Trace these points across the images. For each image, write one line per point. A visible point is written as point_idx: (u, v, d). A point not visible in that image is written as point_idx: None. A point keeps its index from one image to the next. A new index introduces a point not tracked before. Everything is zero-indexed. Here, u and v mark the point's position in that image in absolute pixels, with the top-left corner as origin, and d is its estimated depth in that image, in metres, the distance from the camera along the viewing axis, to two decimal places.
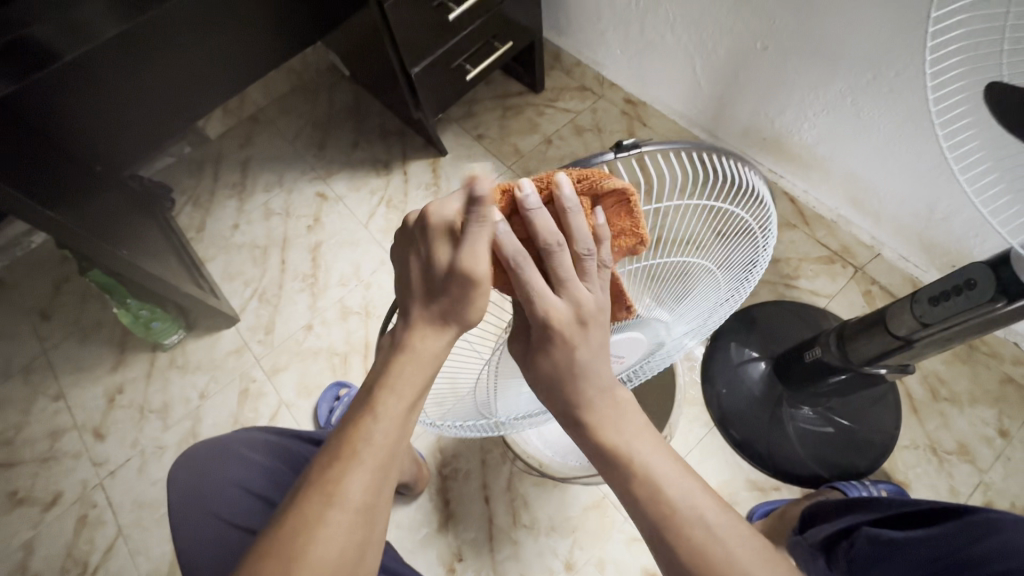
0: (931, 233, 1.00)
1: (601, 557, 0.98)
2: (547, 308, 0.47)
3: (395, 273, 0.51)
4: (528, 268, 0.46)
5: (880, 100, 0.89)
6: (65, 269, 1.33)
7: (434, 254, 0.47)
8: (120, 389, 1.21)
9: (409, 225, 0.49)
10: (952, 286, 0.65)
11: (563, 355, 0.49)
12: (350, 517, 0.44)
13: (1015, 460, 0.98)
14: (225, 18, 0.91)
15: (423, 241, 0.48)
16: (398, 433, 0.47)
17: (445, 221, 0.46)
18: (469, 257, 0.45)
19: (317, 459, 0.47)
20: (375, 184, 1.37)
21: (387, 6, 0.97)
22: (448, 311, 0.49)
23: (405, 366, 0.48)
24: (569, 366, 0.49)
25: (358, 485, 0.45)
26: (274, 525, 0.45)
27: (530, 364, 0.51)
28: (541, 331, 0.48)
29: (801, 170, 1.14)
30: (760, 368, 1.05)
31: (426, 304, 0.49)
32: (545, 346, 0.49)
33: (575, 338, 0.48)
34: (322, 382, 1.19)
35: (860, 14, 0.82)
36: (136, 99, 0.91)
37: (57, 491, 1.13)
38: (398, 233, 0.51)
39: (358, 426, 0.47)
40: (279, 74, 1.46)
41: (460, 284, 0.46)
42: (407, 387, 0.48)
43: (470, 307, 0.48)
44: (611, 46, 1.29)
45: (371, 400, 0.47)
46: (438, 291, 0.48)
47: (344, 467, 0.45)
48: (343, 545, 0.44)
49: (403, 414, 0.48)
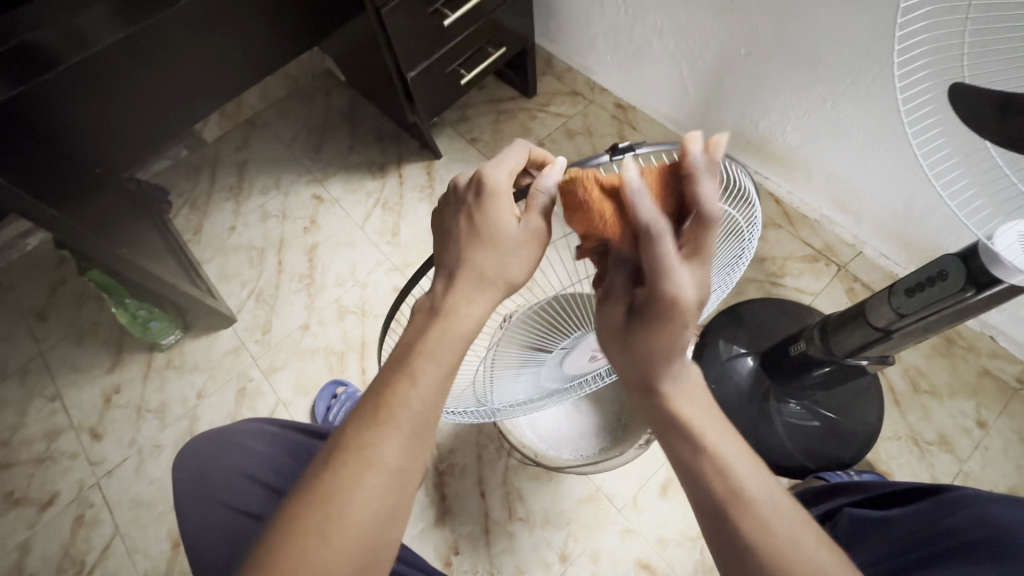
0: (910, 231, 1.04)
1: (595, 548, 1.00)
2: (675, 287, 0.42)
3: (441, 236, 0.53)
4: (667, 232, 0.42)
5: (858, 103, 0.93)
6: (61, 271, 1.33)
7: (492, 212, 0.50)
8: (117, 390, 1.22)
9: (461, 187, 0.52)
10: (925, 277, 0.69)
11: (672, 336, 0.45)
12: (385, 479, 0.47)
13: (993, 449, 1.02)
14: (226, 23, 0.93)
15: (475, 203, 0.51)
16: (432, 401, 0.49)
17: (502, 182, 0.51)
18: (538, 217, 0.50)
19: (352, 421, 0.49)
20: (371, 186, 1.40)
21: (384, 12, 1.00)
22: (496, 270, 0.51)
23: (441, 333, 0.50)
24: (671, 345, 0.46)
25: (392, 450, 0.47)
26: (309, 486, 0.46)
27: (627, 336, 0.47)
28: (661, 308, 0.44)
29: (785, 172, 1.18)
30: (747, 364, 1.07)
31: (472, 267, 0.51)
32: (658, 326, 0.45)
33: (689, 320, 0.45)
34: (320, 381, 1.20)
35: (838, 21, 0.86)
36: (140, 103, 0.94)
37: (53, 492, 1.13)
38: (448, 193, 0.53)
39: (395, 391, 0.49)
40: (275, 79, 1.48)
41: (522, 240, 0.50)
42: (445, 355, 0.50)
43: (514, 261, 0.51)
44: (601, 51, 1.33)
45: (407, 365, 0.49)
46: (489, 249, 0.51)
47: (379, 432, 0.47)
48: (377, 505, 0.46)
49: (438, 383, 0.49)
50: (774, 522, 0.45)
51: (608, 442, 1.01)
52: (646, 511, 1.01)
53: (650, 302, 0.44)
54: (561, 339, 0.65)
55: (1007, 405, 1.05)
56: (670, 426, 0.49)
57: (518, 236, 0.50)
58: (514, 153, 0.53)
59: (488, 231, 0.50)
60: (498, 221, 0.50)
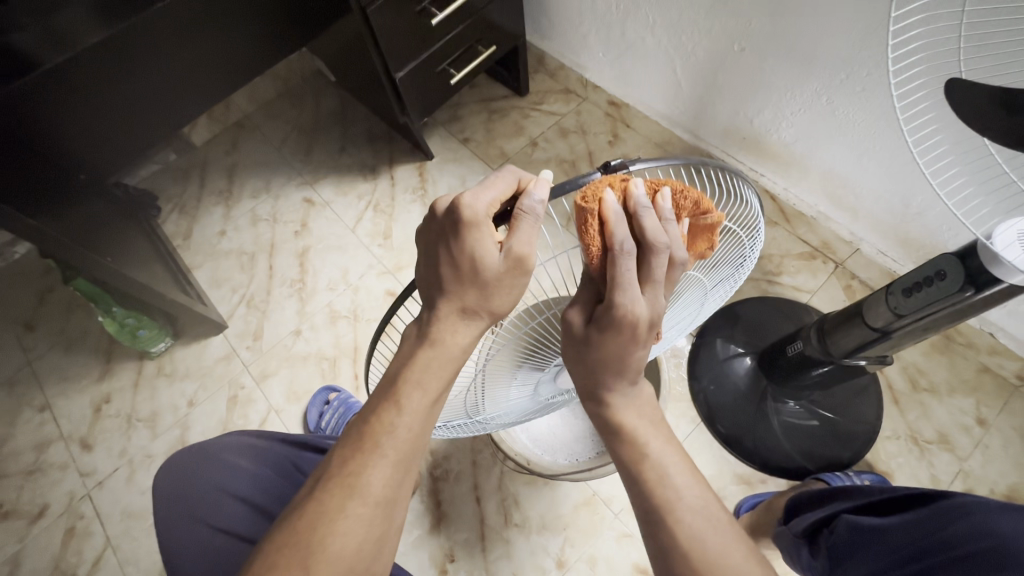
0: (908, 227, 1.02)
1: (592, 554, 0.98)
2: (628, 304, 0.45)
3: (424, 265, 0.51)
4: (629, 262, 0.45)
5: (854, 98, 0.91)
6: (49, 279, 1.31)
7: (475, 245, 0.47)
8: (107, 399, 1.20)
9: (440, 217, 0.49)
10: (922, 277, 0.67)
11: (619, 347, 0.48)
12: (370, 509, 0.46)
13: (993, 447, 1.01)
14: (209, 24, 0.91)
15: (455, 235, 0.47)
16: (419, 428, 0.49)
17: (480, 212, 0.46)
18: (522, 244, 0.46)
19: (338, 450, 0.49)
20: (363, 188, 1.38)
21: (370, 12, 0.98)
22: (480, 302, 0.50)
23: (429, 359, 0.49)
24: (616, 355, 0.49)
25: (380, 480, 0.46)
26: (294, 516, 0.46)
27: (583, 345, 0.50)
28: (614, 321, 0.46)
29: (780, 169, 1.16)
30: (745, 363, 1.06)
31: (456, 296, 0.49)
32: (610, 335, 0.48)
33: (640, 337, 0.48)
34: (312, 387, 1.19)
35: (832, 16, 0.84)
36: (121, 108, 0.91)
37: (43, 504, 1.12)
38: (427, 223, 0.50)
39: (381, 418, 0.48)
40: (264, 80, 1.46)
41: (503, 271, 0.48)
42: (432, 383, 0.49)
43: (505, 292, 0.49)
44: (593, 48, 1.31)
45: (393, 394, 0.49)
46: (473, 284, 0.48)
47: (365, 461, 0.47)
48: (363, 535, 0.45)
49: (426, 410, 0.49)
50: (709, 532, 0.47)
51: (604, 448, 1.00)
52: None
53: (603, 313, 0.47)
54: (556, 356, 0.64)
55: (1007, 402, 1.04)
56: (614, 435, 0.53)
57: (499, 264, 0.47)
58: (500, 174, 0.48)
59: (466, 262, 0.48)
60: (479, 255, 0.47)
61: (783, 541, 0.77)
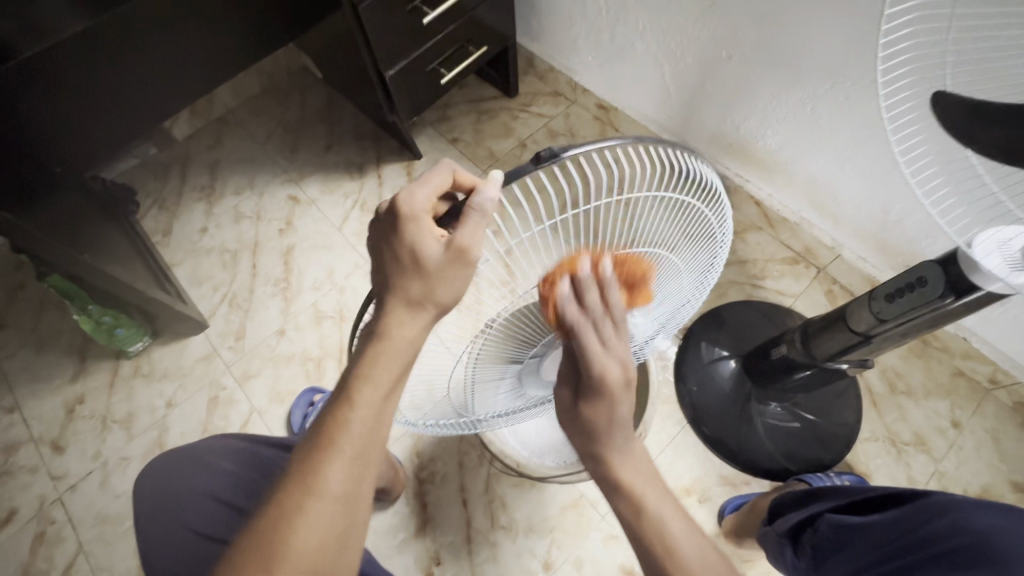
0: (886, 233, 1.05)
1: (579, 556, 0.99)
2: (598, 371, 0.46)
3: (371, 264, 0.52)
4: (590, 332, 0.46)
5: (838, 107, 0.93)
6: (19, 276, 1.27)
7: (415, 237, 0.48)
8: (80, 400, 1.16)
9: (381, 215, 0.50)
10: (905, 283, 0.69)
11: (605, 410, 0.49)
12: (330, 506, 0.44)
13: (967, 449, 1.04)
14: (194, 16, 0.89)
15: (396, 229, 0.49)
16: (373, 422, 0.48)
17: (418, 207, 0.48)
18: (464, 236, 0.46)
19: (296, 453, 0.47)
20: (349, 187, 1.36)
21: (361, 9, 0.97)
22: (423, 293, 0.49)
23: (381, 355, 0.48)
24: (604, 415, 0.49)
25: (338, 476, 0.45)
26: (255, 520, 0.44)
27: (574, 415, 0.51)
28: (590, 386, 0.48)
29: (766, 175, 1.18)
30: (730, 366, 1.07)
31: (400, 291, 0.49)
32: (591, 401, 0.49)
33: (618, 397, 0.48)
34: (296, 388, 1.17)
35: (817, 25, 0.86)
36: (98, 99, 0.88)
37: (12, 508, 1.08)
38: (371, 223, 0.51)
39: (338, 417, 0.47)
40: (249, 76, 1.43)
41: (445, 261, 0.47)
42: (384, 374, 0.48)
43: (449, 282, 0.48)
44: (583, 52, 1.32)
45: (347, 390, 0.48)
46: (416, 275, 0.48)
47: (323, 457, 0.45)
48: (324, 532, 0.44)
49: (380, 401, 0.48)
50: None
51: None
52: None
53: (582, 381, 0.48)
54: (537, 341, 0.64)
55: (980, 405, 1.07)
56: (613, 489, 0.52)
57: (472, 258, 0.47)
58: (438, 168, 0.50)
59: (417, 256, 0.48)
60: (420, 245, 0.48)
61: (768, 542, 0.78)
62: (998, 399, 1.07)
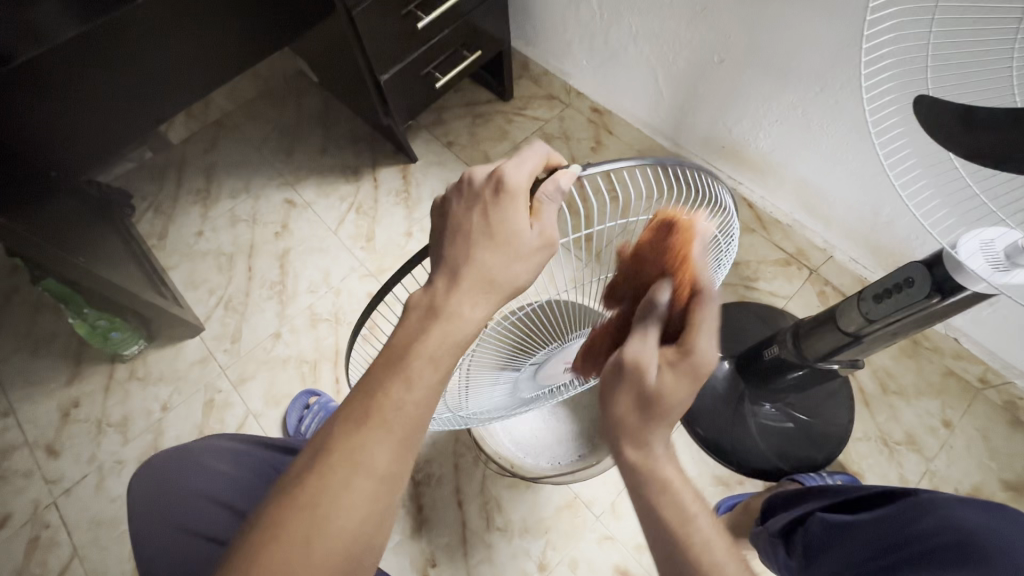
0: (877, 234, 1.06)
1: (574, 556, 0.99)
2: (708, 353, 0.46)
3: (443, 231, 0.50)
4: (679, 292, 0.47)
5: (828, 111, 0.94)
6: (14, 280, 1.27)
7: (507, 210, 0.48)
8: (75, 403, 1.16)
9: (473, 180, 0.49)
10: (892, 284, 0.70)
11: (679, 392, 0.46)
12: (374, 484, 0.44)
13: (957, 448, 1.05)
14: (190, 21, 0.89)
15: (489, 199, 0.48)
16: (428, 402, 0.47)
17: (522, 183, 0.48)
18: (552, 222, 0.48)
19: (337, 425, 0.46)
20: (345, 190, 1.37)
21: (355, 14, 0.98)
22: (502, 271, 0.48)
23: (441, 335, 0.47)
24: (678, 403, 0.46)
25: (385, 455, 0.45)
26: (286, 496, 0.44)
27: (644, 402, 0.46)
28: (691, 365, 0.45)
29: (758, 178, 1.19)
30: (723, 368, 1.08)
31: (479, 263, 0.48)
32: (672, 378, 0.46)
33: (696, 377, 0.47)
34: (292, 391, 1.17)
35: (806, 29, 0.87)
36: (96, 105, 0.89)
37: (6, 513, 1.08)
38: (458, 185, 0.50)
39: (388, 392, 0.46)
40: (245, 80, 1.44)
41: (531, 243, 0.48)
42: (443, 356, 0.48)
43: (524, 264, 0.49)
44: (577, 56, 1.33)
45: (401, 366, 0.47)
46: (500, 249, 0.48)
47: (371, 434, 0.45)
48: (364, 512, 0.44)
49: (438, 382, 0.47)
50: None
51: (586, 450, 0.99)
52: (624, 518, 1.01)
53: (683, 356, 0.45)
54: (537, 350, 0.66)
55: (971, 404, 1.08)
56: None
57: (535, 240, 0.48)
58: (531, 146, 0.49)
59: (504, 231, 0.48)
60: (516, 224, 0.48)
61: (761, 542, 0.78)
62: (989, 398, 1.08)
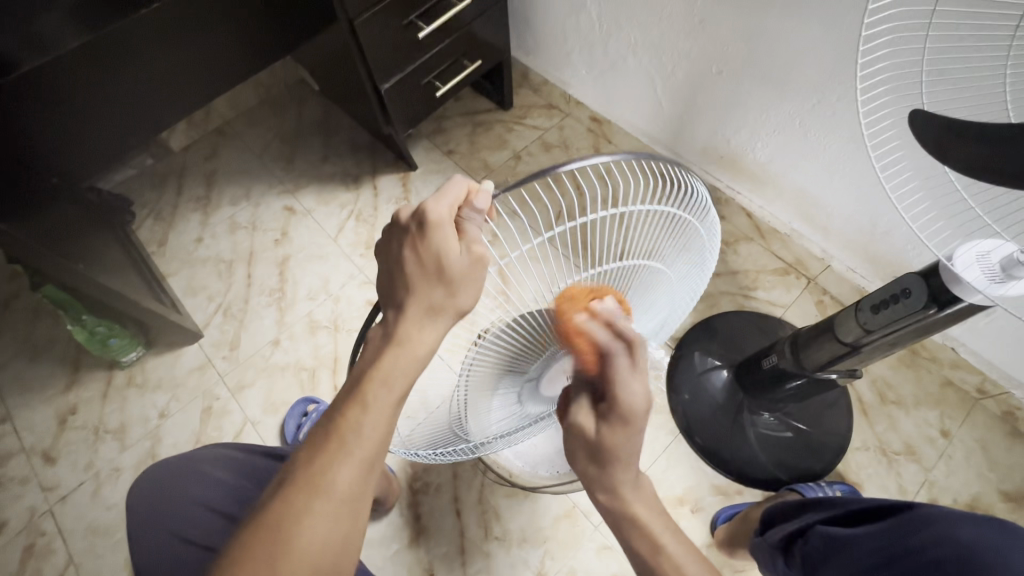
0: (875, 244, 1.07)
1: (572, 566, 0.99)
2: (631, 402, 0.48)
3: (385, 270, 0.52)
4: (621, 352, 0.48)
5: (825, 122, 0.95)
6: (13, 286, 1.27)
7: (437, 242, 0.49)
8: (73, 410, 1.16)
9: (402, 219, 0.50)
10: (890, 294, 0.70)
11: (631, 438, 0.50)
12: (337, 508, 0.44)
13: (956, 458, 1.05)
14: (191, 31, 0.90)
15: (419, 234, 0.49)
16: (385, 426, 0.47)
17: (444, 216, 0.49)
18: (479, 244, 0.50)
19: (299, 452, 0.46)
20: (345, 198, 1.37)
21: (357, 24, 0.99)
22: (445, 299, 0.50)
23: (394, 359, 0.49)
24: (629, 444, 0.50)
25: (346, 475, 0.44)
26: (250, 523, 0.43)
27: (593, 444, 0.51)
28: (619, 415, 0.49)
29: (757, 188, 1.20)
30: (722, 376, 1.08)
31: (420, 295, 0.50)
32: (622, 426, 0.49)
33: (646, 424, 0.50)
34: (290, 398, 1.17)
35: (803, 42, 0.88)
36: (99, 113, 0.90)
37: (1, 521, 1.07)
38: (388, 225, 0.52)
39: (346, 417, 0.46)
40: (247, 88, 1.45)
41: (467, 266, 0.49)
42: (397, 379, 0.48)
43: (470, 288, 0.50)
44: (576, 66, 1.34)
45: (359, 393, 0.47)
46: (439, 281, 0.49)
47: (331, 458, 0.45)
48: (328, 536, 0.43)
49: (393, 406, 0.48)
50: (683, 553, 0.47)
51: None
52: None
53: (608, 409, 0.49)
54: (531, 364, 0.66)
55: (969, 415, 1.08)
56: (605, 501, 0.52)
57: (465, 265, 0.49)
58: (451, 182, 0.50)
59: (435, 261, 0.49)
60: (445, 253, 0.49)
61: (760, 553, 0.78)
62: (987, 408, 1.08)
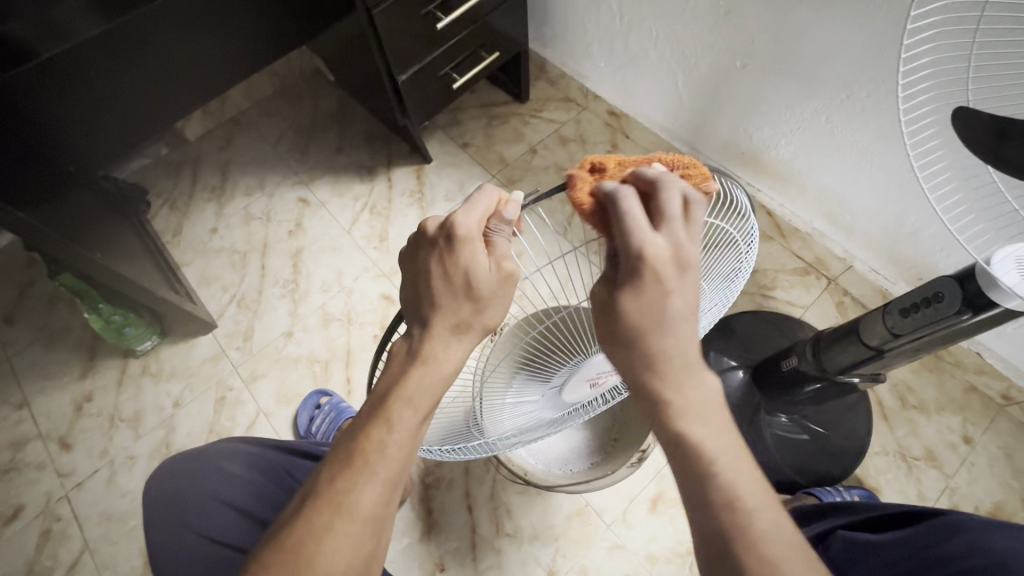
0: (901, 246, 1.04)
1: (584, 565, 0.98)
2: (641, 244, 0.43)
3: (411, 282, 0.50)
4: (628, 197, 0.43)
5: (854, 118, 0.92)
6: (31, 273, 1.28)
7: (466, 258, 0.47)
8: (89, 397, 1.17)
9: (429, 232, 0.49)
10: (920, 298, 0.68)
11: (652, 301, 0.44)
12: (360, 527, 0.43)
13: (979, 465, 1.03)
14: (207, 20, 0.89)
15: (448, 249, 0.48)
16: (409, 445, 0.47)
17: (474, 229, 0.47)
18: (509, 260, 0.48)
19: (323, 469, 0.46)
20: (359, 190, 1.36)
21: (376, 14, 0.98)
22: (473, 315, 0.49)
23: (419, 377, 0.48)
24: (646, 315, 0.44)
25: (369, 496, 0.44)
26: (273, 540, 0.43)
27: (612, 318, 0.45)
28: (631, 269, 0.43)
29: (778, 186, 1.18)
30: (738, 377, 1.06)
31: (447, 311, 0.49)
32: (637, 282, 0.43)
33: (668, 280, 0.43)
34: (303, 390, 1.17)
35: (834, 35, 0.85)
36: (114, 100, 0.89)
37: (18, 505, 1.08)
38: (414, 238, 0.50)
39: (370, 435, 0.46)
40: (262, 77, 1.44)
41: (495, 282, 0.48)
42: (421, 399, 0.48)
43: (497, 304, 0.49)
44: (595, 58, 1.32)
45: (382, 411, 0.47)
46: (466, 298, 0.48)
47: (354, 477, 0.44)
48: (351, 554, 0.42)
49: (416, 426, 0.47)
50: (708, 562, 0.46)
51: (599, 458, 0.98)
52: (636, 527, 1.00)
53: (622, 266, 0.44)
54: (557, 370, 0.65)
55: (993, 421, 1.06)
56: None
57: (492, 281, 0.48)
58: (481, 194, 0.48)
59: (464, 278, 0.48)
60: (474, 268, 0.47)
61: None
62: (1011, 415, 1.06)
